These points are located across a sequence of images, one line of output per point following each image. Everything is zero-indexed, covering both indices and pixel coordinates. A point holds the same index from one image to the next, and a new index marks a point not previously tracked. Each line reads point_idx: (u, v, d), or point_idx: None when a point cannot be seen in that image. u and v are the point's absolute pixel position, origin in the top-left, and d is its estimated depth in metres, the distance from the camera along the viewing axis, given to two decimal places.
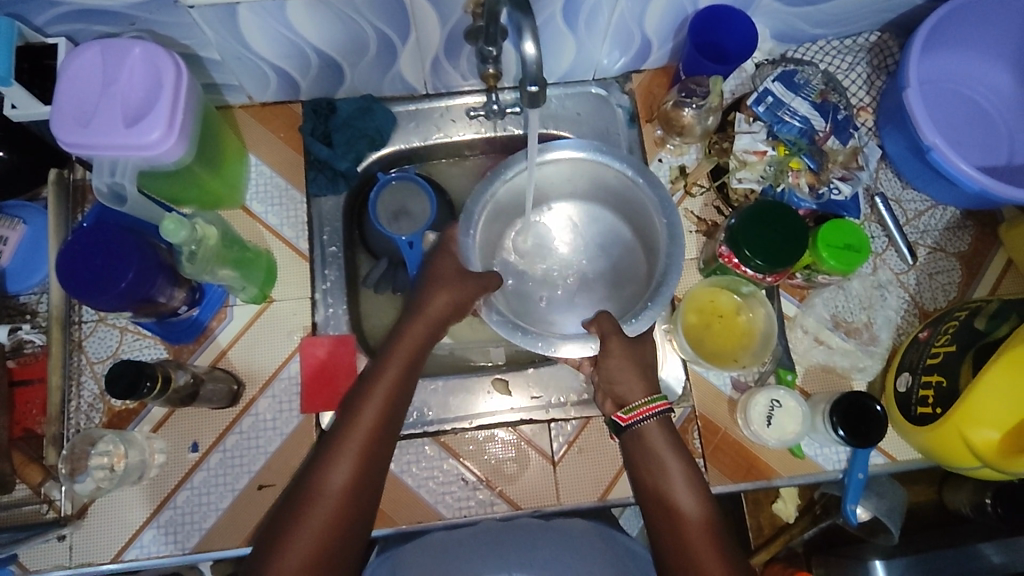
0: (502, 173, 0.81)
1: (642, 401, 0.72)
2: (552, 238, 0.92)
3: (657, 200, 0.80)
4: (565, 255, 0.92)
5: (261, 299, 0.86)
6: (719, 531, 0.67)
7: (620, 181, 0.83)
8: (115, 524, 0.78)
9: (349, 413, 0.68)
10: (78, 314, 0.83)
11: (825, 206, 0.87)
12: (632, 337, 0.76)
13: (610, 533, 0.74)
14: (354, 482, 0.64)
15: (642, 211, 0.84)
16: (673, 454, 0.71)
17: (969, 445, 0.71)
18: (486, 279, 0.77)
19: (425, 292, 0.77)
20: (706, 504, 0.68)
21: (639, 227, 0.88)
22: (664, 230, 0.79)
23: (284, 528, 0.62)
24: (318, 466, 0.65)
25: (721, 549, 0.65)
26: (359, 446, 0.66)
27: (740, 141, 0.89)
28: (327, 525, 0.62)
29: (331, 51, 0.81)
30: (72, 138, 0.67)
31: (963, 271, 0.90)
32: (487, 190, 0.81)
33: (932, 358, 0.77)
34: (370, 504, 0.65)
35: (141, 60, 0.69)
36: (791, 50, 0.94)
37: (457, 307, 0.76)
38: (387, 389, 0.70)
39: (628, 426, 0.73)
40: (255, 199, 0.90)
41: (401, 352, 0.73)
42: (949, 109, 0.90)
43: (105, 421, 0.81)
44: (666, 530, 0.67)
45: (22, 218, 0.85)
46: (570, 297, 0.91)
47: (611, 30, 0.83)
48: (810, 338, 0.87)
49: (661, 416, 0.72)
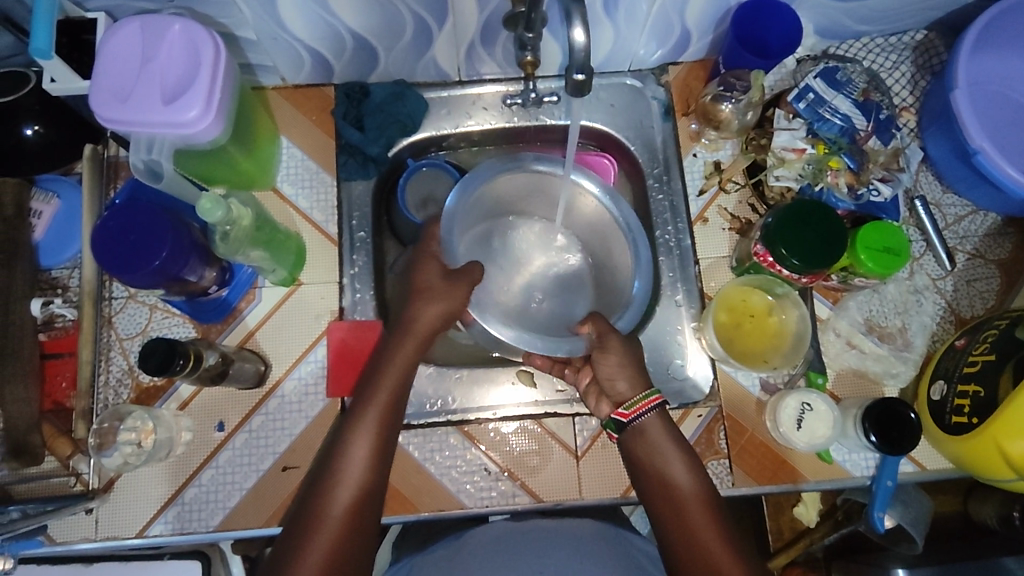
0: (490, 168, 0.82)
1: (637, 397, 0.72)
2: (541, 247, 0.91)
3: (622, 221, 0.82)
4: (534, 263, 0.91)
5: (289, 282, 0.86)
6: (728, 529, 0.66)
7: (590, 206, 0.85)
8: (139, 500, 0.79)
9: (358, 404, 0.71)
10: (108, 291, 0.84)
11: (863, 207, 0.85)
12: (624, 332, 0.79)
13: (625, 537, 0.73)
14: (368, 470, 0.67)
15: (610, 239, 0.86)
16: (674, 449, 0.70)
17: (1006, 456, 0.69)
18: (468, 268, 0.78)
19: (413, 304, 0.76)
20: (713, 503, 0.68)
21: (606, 255, 0.88)
22: (631, 250, 0.82)
23: (307, 519, 0.64)
24: (333, 458, 0.67)
25: (734, 549, 0.64)
26: (370, 435, 0.68)
27: (778, 138, 0.87)
28: (345, 516, 0.64)
29: (367, 34, 0.80)
30: (112, 112, 0.67)
31: (1003, 279, 0.88)
32: (472, 182, 0.82)
33: (969, 367, 0.76)
34: (375, 515, 0.66)
35: (181, 37, 0.69)
36: (833, 46, 0.92)
37: (449, 316, 0.75)
38: (392, 380, 0.72)
39: (629, 422, 0.72)
40: (286, 181, 0.89)
41: (407, 344, 0.74)
42: (995, 112, 0.87)
43: (133, 397, 0.81)
44: (676, 532, 0.66)
45: (56, 193, 0.85)
46: (559, 307, 0.89)
47: (650, 21, 0.82)
48: (842, 341, 0.86)
49: (657, 410, 0.72)
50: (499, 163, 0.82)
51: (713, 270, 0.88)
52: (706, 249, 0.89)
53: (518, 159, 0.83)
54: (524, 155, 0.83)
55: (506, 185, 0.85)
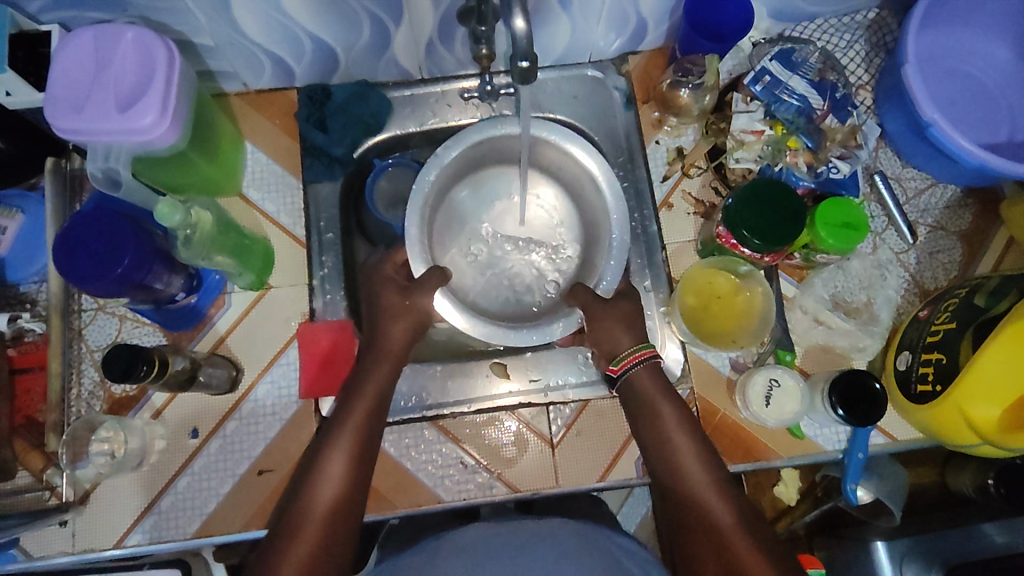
0: (449, 151, 0.82)
1: (629, 350, 0.75)
2: (507, 210, 0.92)
3: (589, 156, 0.82)
4: (513, 222, 0.92)
5: (258, 286, 0.86)
6: (726, 489, 0.69)
7: (552, 149, 0.85)
8: (116, 511, 0.79)
9: (332, 428, 0.72)
10: (77, 303, 0.84)
11: (823, 184, 0.86)
12: (608, 297, 0.80)
13: (605, 536, 0.72)
14: (338, 498, 0.67)
15: (578, 175, 0.86)
16: (669, 409, 0.73)
17: (969, 420, 0.71)
18: (428, 275, 0.78)
19: (377, 324, 0.77)
20: (711, 464, 0.71)
21: (585, 198, 0.89)
22: (606, 186, 0.82)
23: (273, 553, 0.64)
24: (301, 494, 0.68)
25: (741, 513, 0.67)
26: (341, 467, 0.69)
27: (737, 121, 0.88)
28: (316, 541, 0.65)
29: (325, 36, 0.80)
30: (65, 124, 0.67)
31: (965, 250, 0.89)
32: (450, 149, 0.82)
33: (932, 336, 0.76)
34: (342, 553, 0.66)
35: (134, 45, 0.69)
36: (788, 29, 0.93)
37: (416, 330, 0.78)
38: (367, 405, 0.73)
39: (619, 376, 0.75)
40: (252, 186, 0.90)
41: (383, 364, 0.76)
42: (948, 85, 0.88)
43: (106, 408, 0.81)
44: (695, 523, 0.67)
45: (21, 208, 0.85)
46: (520, 272, 0.91)
47: (606, 12, 0.83)
48: (810, 318, 0.87)
49: (649, 362, 0.75)
50: (444, 148, 0.82)
51: (679, 254, 0.90)
52: (673, 234, 0.90)
53: (457, 140, 0.82)
54: (479, 127, 0.82)
55: (459, 163, 0.85)
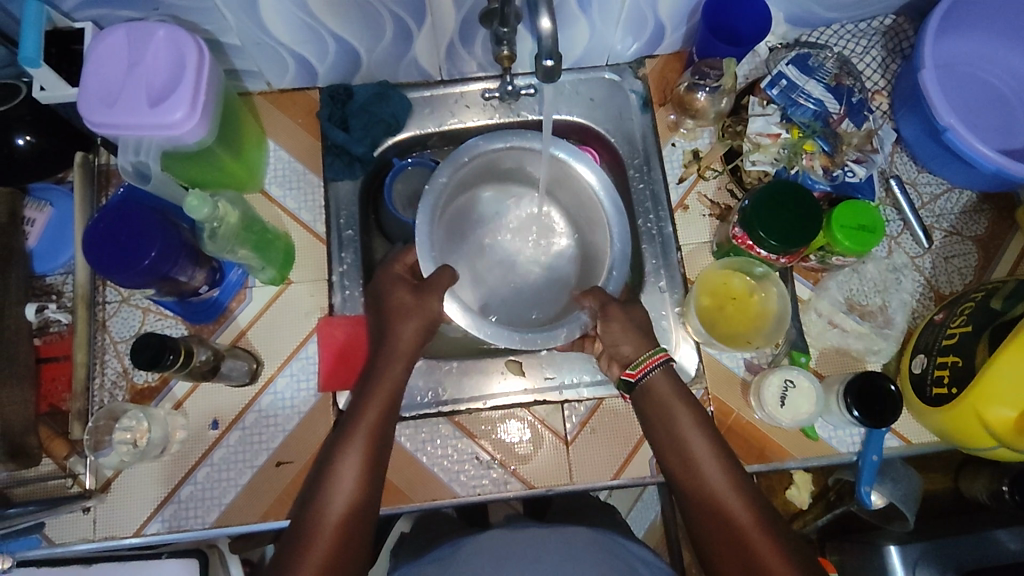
0: (462, 159, 0.84)
1: (645, 355, 0.75)
2: (511, 221, 0.94)
3: (592, 173, 0.84)
4: (517, 234, 0.94)
5: (278, 281, 0.87)
6: (741, 490, 0.69)
7: (556, 167, 0.86)
8: (137, 499, 0.80)
9: (346, 426, 0.73)
10: (102, 295, 0.85)
11: (839, 188, 0.87)
12: (615, 294, 0.81)
13: (622, 546, 0.74)
14: (355, 495, 0.69)
15: (580, 194, 0.88)
16: (686, 413, 0.73)
17: (985, 423, 0.71)
18: (440, 273, 0.78)
19: (390, 322, 0.78)
20: (729, 466, 0.71)
21: (583, 216, 0.90)
22: (606, 203, 0.84)
23: (294, 551, 0.66)
24: (317, 492, 0.69)
25: (756, 515, 0.68)
26: (356, 466, 0.70)
27: (753, 124, 0.89)
28: (335, 537, 0.66)
29: (349, 37, 0.82)
30: (98, 118, 0.69)
31: (980, 255, 0.89)
32: (465, 153, 0.84)
33: (948, 339, 0.77)
34: (360, 548, 0.68)
35: (166, 42, 0.71)
36: (805, 34, 0.94)
37: (428, 328, 0.78)
38: (380, 403, 0.73)
39: (637, 381, 0.75)
40: (274, 183, 0.91)
41: (395, 363, 0.76)
42: (964, 91, 0.89)
43: (129, 398, 0.83)
44: (711, 526, 0.68)
45: (48, 202, 0.87)
46: (521, 282, 0.93)
47: (623, 16, 0.84)
48: (824, 321, 0.87)
49: (662, 367, 0.75)
50: (457, 155, 0.83)
51: (694, 255, 0.90)
52: (689, 235, 0.91)
53: (468, 147, 0.84)
54: (489, 137, 0.84)
55: (472, 171, 0.87)
